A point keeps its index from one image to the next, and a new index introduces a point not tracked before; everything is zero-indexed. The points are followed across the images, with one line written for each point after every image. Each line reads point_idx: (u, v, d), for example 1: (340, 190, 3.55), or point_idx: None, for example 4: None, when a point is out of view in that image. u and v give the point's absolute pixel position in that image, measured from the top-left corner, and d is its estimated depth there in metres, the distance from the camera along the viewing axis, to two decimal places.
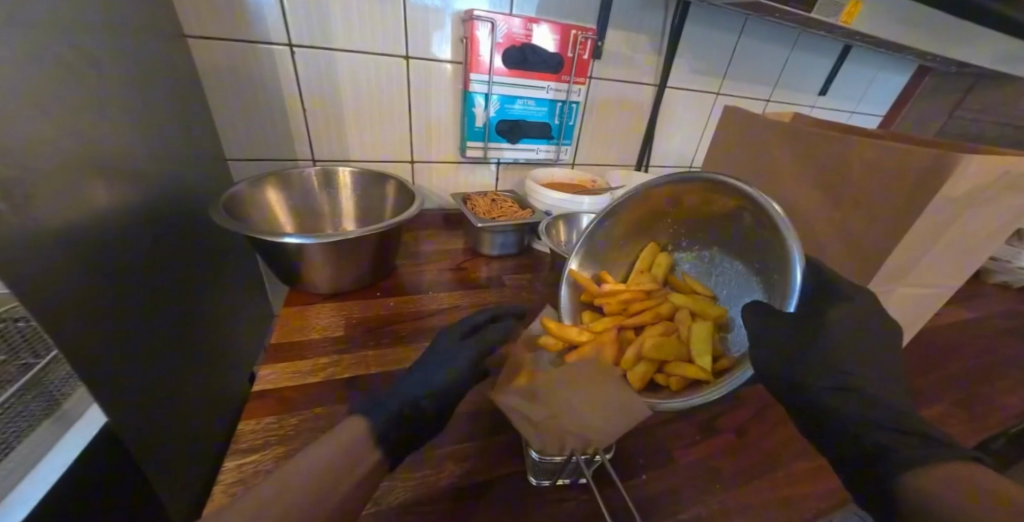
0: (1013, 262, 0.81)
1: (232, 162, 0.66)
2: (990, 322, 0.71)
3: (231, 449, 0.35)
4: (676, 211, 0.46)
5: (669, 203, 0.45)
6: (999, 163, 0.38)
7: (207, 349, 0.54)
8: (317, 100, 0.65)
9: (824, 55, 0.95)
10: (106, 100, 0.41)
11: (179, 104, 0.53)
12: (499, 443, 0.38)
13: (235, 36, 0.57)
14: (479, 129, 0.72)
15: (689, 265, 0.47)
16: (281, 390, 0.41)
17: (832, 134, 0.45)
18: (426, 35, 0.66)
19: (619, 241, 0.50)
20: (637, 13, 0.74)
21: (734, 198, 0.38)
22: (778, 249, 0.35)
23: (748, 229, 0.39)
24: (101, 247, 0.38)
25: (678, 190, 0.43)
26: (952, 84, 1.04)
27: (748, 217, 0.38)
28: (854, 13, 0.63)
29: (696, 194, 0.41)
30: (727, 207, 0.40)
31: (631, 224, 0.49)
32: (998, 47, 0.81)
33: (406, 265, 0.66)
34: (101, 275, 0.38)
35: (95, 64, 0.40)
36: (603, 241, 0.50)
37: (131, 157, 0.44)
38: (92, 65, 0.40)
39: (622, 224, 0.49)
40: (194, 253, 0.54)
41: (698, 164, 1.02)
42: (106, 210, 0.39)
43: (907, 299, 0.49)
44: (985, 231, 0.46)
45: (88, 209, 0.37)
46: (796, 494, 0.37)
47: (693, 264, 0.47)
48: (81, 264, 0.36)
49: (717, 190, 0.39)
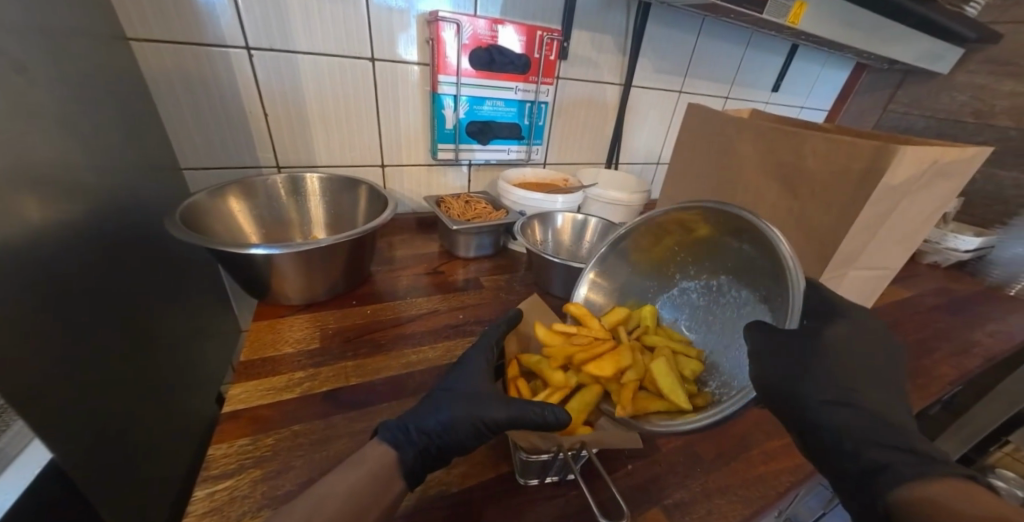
0: (942, 244, 0.89)
1: (187, 172, 0.62)
2: (926, 299, 0.78)
3: (202, 476, 0.33)
4: (684, 238, 0.43)
5: (676, 229, 0.44)
6: (929, 153, 0.42)
7: (167, 371, 0.51)
8: (279, 104, 0.63)
9: (774, 54, 1.01)
10: (35, 107, 0.38)
11: (123, 110, 0.50)
12: (488, 447, 0.38)
13: (183, 37, 0.54)
14: (450, 131, 0.71)
15: (692, 299, 0.43)
16: (254, 409, 0.39)
17: (788, 129, 0.48)
18: (391, 36, 0.64)
19: (626, 268, 0.49)
20: (600, 14, 0.76)
21: (734, 222, 0.37)
22: (777, 271, 0.34)
23: (749, 252, 0.37)
24: (33, 267, 0.35)
25: (682, 217, 0.42)
26: (886, 79, 1.13)
27: (747, 238, 0.36)
28: (799, 15, 0.67)
29: (700, 220, 0.41)
30: (733, 230, 0.38)
31: (642, 253, 0.48)
32: (923, 46, 0.88)
33: (381, 271, 0.65)
34: (34, 299, 0.34)
35: (20, 70, 0.36)
36: (612, 269, 0.50)
37: (66, 169, 0.40)
38: (18, 70, 0.36)
39: (632, 253, 0.48)
40: (149, 269, 0.50)
41: (664, 160, 1.05)
42: (41, 227, 0.36)
43: (857, 282, 0.52)
44: (920, 216, 0.50)
45: (18, 227, 0.34)
46: (769, 471, 0.39)
47: (701, 293, 0.42)
48: (13, 287, 0.32)
49: (720, 216, 0.38)
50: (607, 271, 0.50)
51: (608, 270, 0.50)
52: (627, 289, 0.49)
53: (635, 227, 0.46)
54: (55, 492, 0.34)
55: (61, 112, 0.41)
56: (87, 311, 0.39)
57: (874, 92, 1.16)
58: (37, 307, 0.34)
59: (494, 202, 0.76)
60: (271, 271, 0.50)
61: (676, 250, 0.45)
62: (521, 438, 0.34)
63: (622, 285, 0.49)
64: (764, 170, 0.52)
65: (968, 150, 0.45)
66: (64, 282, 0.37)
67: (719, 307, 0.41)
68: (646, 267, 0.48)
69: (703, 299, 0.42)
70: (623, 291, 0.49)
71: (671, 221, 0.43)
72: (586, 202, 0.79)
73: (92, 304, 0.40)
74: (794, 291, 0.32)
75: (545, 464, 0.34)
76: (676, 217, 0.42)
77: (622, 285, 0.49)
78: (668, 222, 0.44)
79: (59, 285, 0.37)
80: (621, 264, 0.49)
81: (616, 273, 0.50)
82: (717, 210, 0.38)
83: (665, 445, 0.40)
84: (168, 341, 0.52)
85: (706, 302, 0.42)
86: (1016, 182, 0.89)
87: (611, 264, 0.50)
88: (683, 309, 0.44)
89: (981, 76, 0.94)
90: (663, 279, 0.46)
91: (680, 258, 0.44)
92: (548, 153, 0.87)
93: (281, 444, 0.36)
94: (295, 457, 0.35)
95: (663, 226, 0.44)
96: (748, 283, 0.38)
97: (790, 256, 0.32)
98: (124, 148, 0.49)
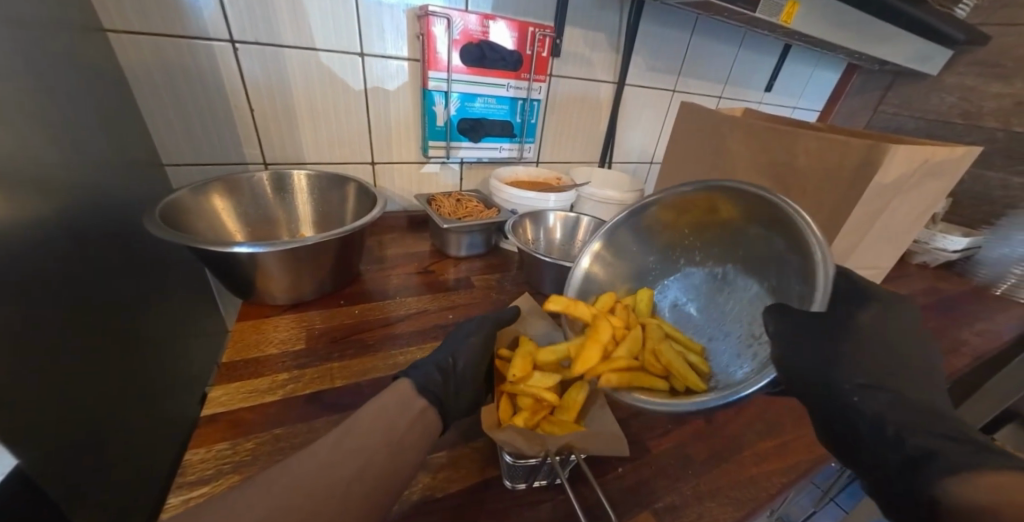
0: (929, 244, 0.90)
1: (169, 168, 0.60)
2: (916, 299, 0.79)
3: (177, 483, 0.32)
4: (701, 223, 0.42)
5: (698, 209, 0.42)
6: (918, 152, 0.42)
7: (147, 373, 0.49)
8: (265, 99, 0.61)
9: (767, 54, 1.01)
10: (3, 98, 0.36)
11: (98, 104, 0.48)
12: (476, 451, 0.37)
13: (163, 28, 0.52)
14: (441, 128, 0.70)
15: (693, 287, 0.42)
16: (235, 411, 0.38)
17: (782, 128, 0.47)
18: (381, 31, 0.63)
19: (635, 247, 0.48)
20: (593, 12, 0.75)
21: (762, 206, 0.35)
22: (799, 258, 0.32)
23: (769, 241, 0.35)
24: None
25: (708, 196, 0.40)
26: (877, 81, 1.13)
27: (775, 224, 0.34)
28: (792, 14, 0.67)
29: (725, 203, 0.39)
30: (754, 220, 0.36)
31: (655, 234, 0.46)
32: (913, 47, 0.89)
33: (371, 270, 0.64)
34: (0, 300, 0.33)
35: None
36: (622, 246, 0.48)
37: (36, 165, 0.39)
38: None
39: (646, 231, 0.46)
40: (126, 267, 0.49)
41: (658, 159, 1.05)
42: (10, 226, 0.35)
43: None
44: (910, 216, 0.50)
45: None
46: (760, 472, 0.38)
47: (706, 280, 0.41)
48: None
49: (747, 201, 0.36)
50: (618, 247, 0.48)
51: (619, 247, 0.48)
52: (631, 268, 0.48)
53: (657, 201, 0.45)
54: (23, 499, 0.32)
55: (30, 104, 0.39)
56: (58, 313, 0.38)
57: (865, 93, 1.17)
58: (2, 306, 0.33)
59: (485, 199, 0.75)
60: (256, 269, 0.49)
61: (690, 232, 0.43)
62: (510, 442, 0.32)
63: (627, 260, 0.48)
64: (757, 168, 0.52)
65: (957, 149, 0.45)
66: (33, 281, 0.36)
67: (717, 293, 0.40)
68: (656, 250, 0.46)
69: (709, 286, 0.41)
70: (628, 271, 0.48)
71: (697, 202, 0.41)
72: (579, 201, 0.79)
73: (62, 304, 0.39)
74: (820, 275, 0.30)
75: (534, 469, 0.33)
76: (702, 195, 0.41)
77: (627, 265, 0.48)
78: (693, 201, 0.42)
79: (27, 284, 0.35)
80: (634, 244, 0.48)
81: (624, 251, 0.48)
82: (748, 193, 0.36)
83: (655, 447, 0.40)
84: (146, 341, 0.50)
85: (707, 289, 0.41)
86: (1004, 183, 0.90)
87: (625, 240, 0.48)
88: (683, 297, 0.43)
89: (969, 78, 0.95)
90: (666, 262, 0.45)
91: (691, 245, 0.43)
92: (541, 152, 0.86)
93: (262, 449, 0.35)
94: (276, 461, 0.34)
95: (685, 205, 0.42)
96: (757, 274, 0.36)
97: (821, 241, 0.30)
98: (100, 144, 0.47)
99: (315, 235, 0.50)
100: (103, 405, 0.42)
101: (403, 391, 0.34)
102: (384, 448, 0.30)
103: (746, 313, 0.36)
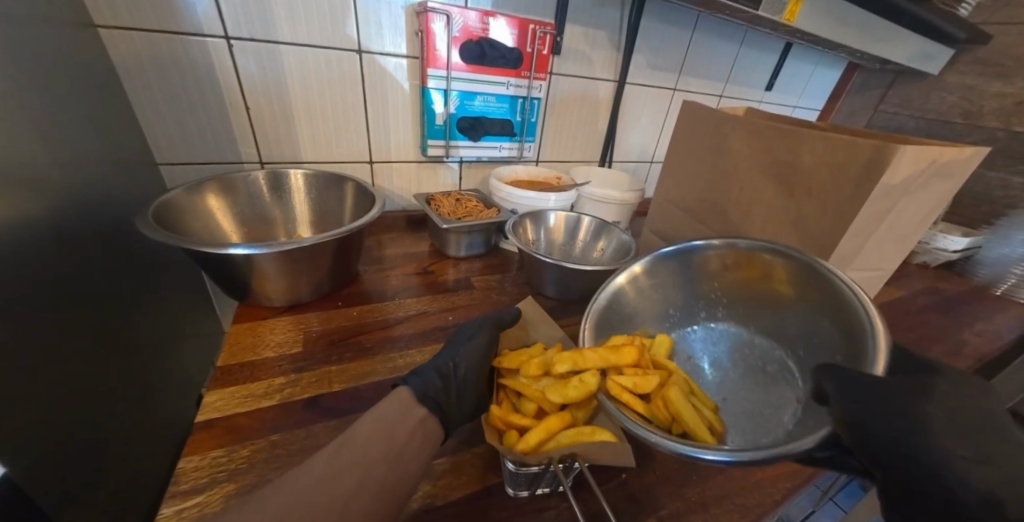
0: (930, 244, 0.89)
1: (163, 168, 0.59)
2: (917, 300, 0.78)
3: (170, 492, 0.31)
4: (749, 282, 0.42)
5: (751, 270, 0.42)
6: (925, 153, 0.41)
7: (141, 375, 0.48)
8: (261, 98, 0.60)
9: (768, 52, 1.00)
10: None
11: (90, 102, 0.47)
12: (476, 457, 0.36)
13: (157, 23, 0.51)
14: (440, 127, 0.69)
15: (715, 340, 0.44)
16: (230, 417, 0.37)
17: (786, 128, 0.47)
18: (379, 28, 0.62)
19: (667, 282, 0.47)
20: (594, 9, 0.74)
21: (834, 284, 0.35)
22: (852, 333, 0.33)
23: (815, 315, 0.37)
24: None
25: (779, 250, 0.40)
26: (877, 79, 1.13)
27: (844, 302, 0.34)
28: (795, 11, 0.66)
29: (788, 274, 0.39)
30: (814, 303, 0.37)
31: (692, 278, 0.46)
32: (915, 46, 0.88)
33: (370, 271, 0.63)
34: None
35: None
36: (655, 277, 0.47)
37: (27, 165, 0.38)
38: None
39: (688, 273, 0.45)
40: (119, 267, 0.48)
41: (658, 158, 1.04)
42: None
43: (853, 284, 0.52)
44: (914, 217, 0.49)
45: None
46: (765, 478, 0.38)
47: (728, 344, 0.43)
48: None
49: (814, 284, 0.37)
50: (651, 274, 0.47)
51: (653, 275, 0.47)
52: (660, 301, 0.46)
53: (717, 246, 0.44)
54: (13, 506, 0.31)
55: (20, 101, 0.38)
56: (50, 316, 0.37)
57: (866, 92, 1.16)
58: None
59: (484, 199, 0.74)
60: (252, 270, 0.48)
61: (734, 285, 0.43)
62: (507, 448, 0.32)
63: (658, 292, 0.46)
64: (760, 167, 0.51)
65: (964, 150, 0.44)
66: (23, 282, 0.35)
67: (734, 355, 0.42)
68: (687, 293, 0.46)
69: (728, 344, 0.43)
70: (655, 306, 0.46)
71: (754, 265, 0.41)
72: (579, 201, 0.78)
73: (54, 306, 0.38)
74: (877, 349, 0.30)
75: (537, 476, 0.32)
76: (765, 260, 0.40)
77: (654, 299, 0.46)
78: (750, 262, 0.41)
79: (13, 286, 0.34)
80: (669, 280, 0.46)
81: (658, 284, 0.46)
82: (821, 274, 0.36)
83: (659, 452, 0.39)
84: (141, 342, 0.50)
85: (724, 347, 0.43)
86: (1004, 183, 0.90)
87: (664, 275, 0.46)
88: (701, 347, 0.44)
89: (970, 77, 0.95)
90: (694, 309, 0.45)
91: (727, 302, 0.44)
92: (541, 151, 0.85)
93: (258, 456, 0.34)
94: (272, 468, 0.33)
95: (739, 264, 0.42)
96: (787, 344, 0.39)
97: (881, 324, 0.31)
98: (92, 143, 0.46)
99: (312, 236, 0.49)
100: (97, 410, 0.41)
101: (400, 398, 0.33)
102: (385, 454, 0.29)
103: (766, 381, 0.39)
